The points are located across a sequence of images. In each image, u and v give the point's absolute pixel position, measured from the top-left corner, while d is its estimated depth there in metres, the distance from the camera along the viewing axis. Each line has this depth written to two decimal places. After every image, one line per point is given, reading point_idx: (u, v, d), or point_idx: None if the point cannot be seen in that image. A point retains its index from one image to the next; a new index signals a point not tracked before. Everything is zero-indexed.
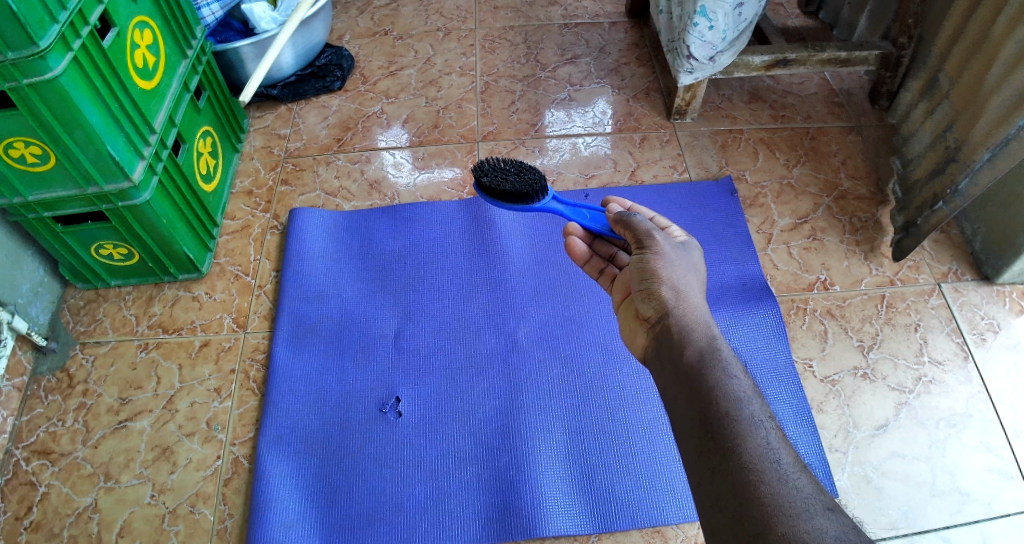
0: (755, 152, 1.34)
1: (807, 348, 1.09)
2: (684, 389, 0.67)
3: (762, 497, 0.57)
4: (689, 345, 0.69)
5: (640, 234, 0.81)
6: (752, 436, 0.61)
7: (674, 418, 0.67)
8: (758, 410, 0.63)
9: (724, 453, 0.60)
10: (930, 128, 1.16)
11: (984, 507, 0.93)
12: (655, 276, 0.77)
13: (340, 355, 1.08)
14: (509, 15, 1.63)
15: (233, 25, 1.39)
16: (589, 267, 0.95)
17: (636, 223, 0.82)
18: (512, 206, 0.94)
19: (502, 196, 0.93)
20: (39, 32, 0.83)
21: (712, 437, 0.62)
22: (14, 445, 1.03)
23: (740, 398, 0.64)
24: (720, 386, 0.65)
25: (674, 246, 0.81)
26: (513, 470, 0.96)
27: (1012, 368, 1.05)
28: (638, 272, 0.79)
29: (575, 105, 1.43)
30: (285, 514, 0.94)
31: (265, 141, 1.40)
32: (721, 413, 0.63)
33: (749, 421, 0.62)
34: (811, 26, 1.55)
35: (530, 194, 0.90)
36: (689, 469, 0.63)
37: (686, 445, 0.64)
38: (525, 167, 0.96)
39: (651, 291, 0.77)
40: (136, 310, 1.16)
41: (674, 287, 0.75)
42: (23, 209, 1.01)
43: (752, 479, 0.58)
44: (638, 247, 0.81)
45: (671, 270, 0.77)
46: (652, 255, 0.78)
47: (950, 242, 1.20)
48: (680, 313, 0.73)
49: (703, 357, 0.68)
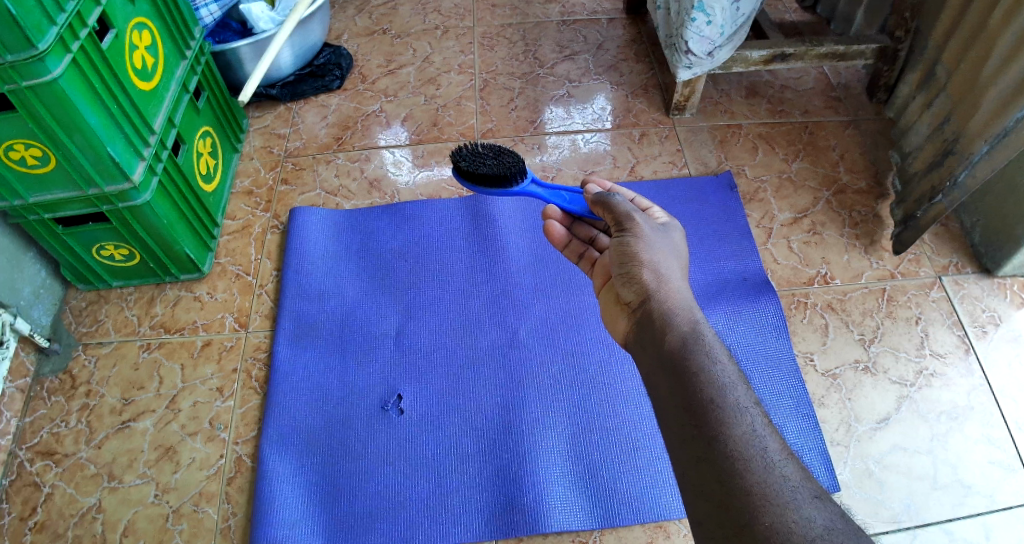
0: (753, 146, 1.34)
1: (807, 342, 1.09)
2: (668, 376, 0.66)
3: (748, 488, 0.57)
4: (672, 331, 0.69)
5: (619, 215, 0.80)
6: (737, 424, 0.61)
7: (657, 404, 0.67)
8: (742, 396, 0.63)
9: (708, 442, 0.60)
10: (930, 120, 1.16)
11: (986, 499, 0.93)
12: (635, 259, 0.77)
13: (341, 353, 1.08)
14: (506, 13, 1.63)
15: (231, 25, 1.39)
16: (568, 251, 0.95)
17: (614, 204, 0.81)
18: (490, 190, 0.92)
19: (479, 180, 0.91)
20: (37, 34, 0.83)
21: (696, 424, 0.62)
22: (18, 446, 1.04)
23: (724, 385, 0.63)
24: (704, 372, 0.64)
25: (653, 227, 0.81)
26: (514, 465, 0.96)
27: (1012, 360, 1.05)
28: (618, 255, 0.78)
29: (574, 102, 1.43)
30: (287, 512, 0.94)
31: (264, 141, 1.40)
32: (705, 401, 0.62)
33: (734, 407, 0.62)
34: (808, 20, 1.55)
35: (508, 177, 0.89)
36: (675, 456, 0.63)
37: (669, 432, 0.64)
38: (504, 151, 0.93)
39: (632, 275, 0.76)
40: (137, 311, 1.17)
41: (654, 271, 0.75)
42: (24, 211, 1.02)
43: (738, 468, 0.58)
44: (617, 229, 0.80)
45: (651, 253, 0.77)
46: (631, 238, 0.78)
47: (950, 234, 1.20)
48: (662, 297, 0.73)
49: (686, 343, 0.67)
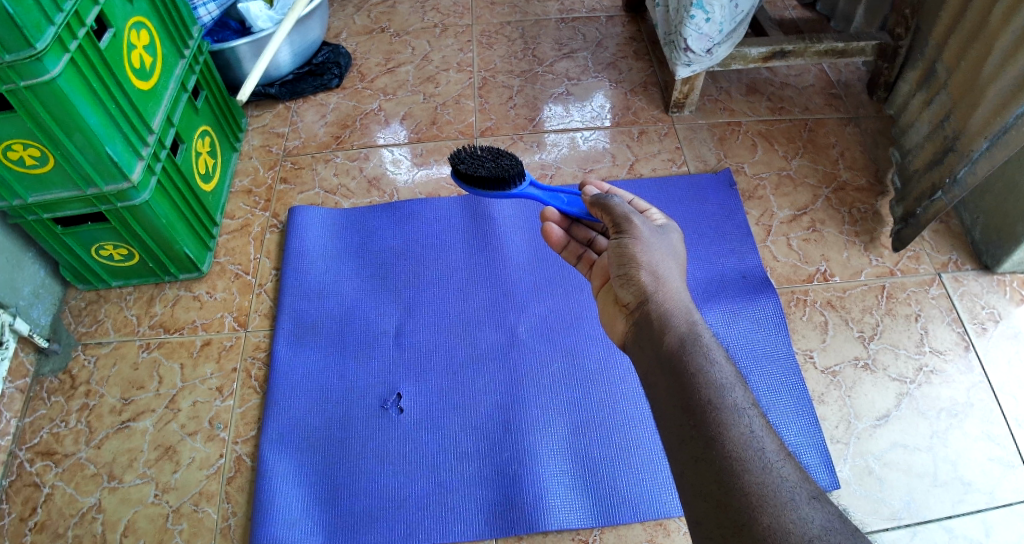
0: (753, 144, 1.34)
1: (807, 339, 1.09)
2: (667, 376, 0.66)
3: (746, 488, 0.57)
4: (670, 331, 0.69)
5: (618, 217, 0.80)
6: (735, 424, 0.61)
7: (656, 404, 0.67)
8: (740, 397, 0.63)
9: (706, 442, 0.60)
10: (929, 117, 1.16)
11: (986, 496, 0.93)
12: (633, 261, 0.76)
13: (341, 352, 1.08)
14: (505, 10, 1.63)
15: (229, 24, 1.39)
16: (567, 254, 0.95)
17: (613, 206, 0.81)
18: (489, 193, 0.92)
19: (478, 183, 0.90)
20: (36, 34, 0.83)
21: (694, 425, 0.62)
22: (18, 446, 1.04)
23: (722, 385, 0.63)
24: (702, 373, 0.65)
25: (651, 230, 0.80)
26: (514, 463, 0.96)
27: (1012, 357, 1.05)
28: (616, 256, 0.78)
29: (573, 100, 1.42)
30: (288, 512, 0.94)
31: (263, 140, 1.40)
32: (703, 401, 0.62)
33: (732, 408, 0.62)
34: (808, 17, 1.54)
35: (506, 179, 0.88)
36: (673, 456, 0.63)
37: (668, 432, 0.64)
38: (502, 154, 0.93)
39: (630, 276, 0.76)
40: (136, 311, 1.17)
41: (652, 273, 0.75)
42: (23, 211, 1.02)
43: (736, 468, 0.58)
44: (616, 231, 0.80)
45: (649, 254, 0.77)
46: (629, 240, 0.78)
47: (949, 231, 1.21)
48: (660, 299, 0.73)
49: (684, 343, 0.67)
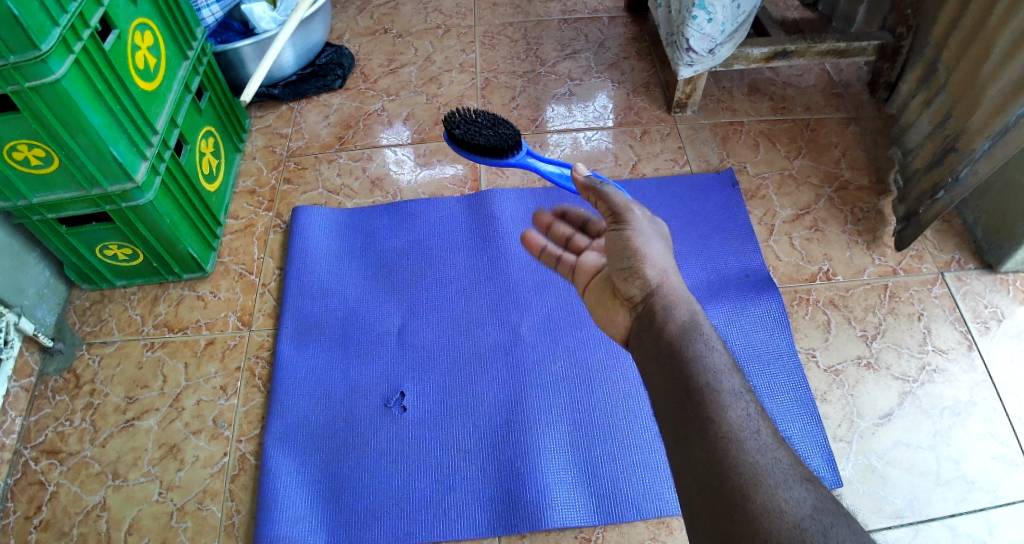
0: (755, 143, 1.34)
1: (810, 339, 1.09)
2: (664, 365, 0.66)
3: (740, 469, 0.57)
4: (671, 321, 0.69)
5: (615, 207, 0.81)
6: (730, 408, 0.61)
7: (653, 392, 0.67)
8: (736, 382, 0.63)
9: (701, 426, 0.60)
10: (930, 117, 1.16)
11: (989, 495, 0.93)
12: (634, 253, 0.77)
13: (344, 351, 1.09)
14: (507, 12, 1.63)
15: (233, 26, 1.40)
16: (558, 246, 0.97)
17: (609, 194, 0.82)
18: (488, 161, 0.94)
19: (476, 150, 0.92)
20: (41, 35, 0.84)
21: (690, 410, 0.62)
22: (23, 445, 1.04)
23: (718, 371, 0.64)
24: (698, 358, 0.65)
25: (648, 219, 0.81)
26: (517, 461, 0.96)
27: (1015, 356, 1.05)
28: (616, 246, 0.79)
29: (575, 100, 1.43)
30: (291, 509, 0.95)
31: (266, 141, 1.41)
32: (699, 386, 0.63)
33: (728, 392, 0.62)
34: (809, 17, 1.55)
35: (505, 148, 0.91)
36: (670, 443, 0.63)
37: (665, 419, 0.64)
38: (500, 123, 0.95)
39: (634, 270, 0.76)
40: (141, 311, 1.17)
41: (656, 266, 0.75)
42: (27, 212, 1.02)
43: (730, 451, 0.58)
44: (613, 219, 0.81)
45: (648, 245, 0.78)
46: (627, 230, 0.79)
47: (952, 230, 1.20)
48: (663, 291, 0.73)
49: (681, 332, 0.68)
